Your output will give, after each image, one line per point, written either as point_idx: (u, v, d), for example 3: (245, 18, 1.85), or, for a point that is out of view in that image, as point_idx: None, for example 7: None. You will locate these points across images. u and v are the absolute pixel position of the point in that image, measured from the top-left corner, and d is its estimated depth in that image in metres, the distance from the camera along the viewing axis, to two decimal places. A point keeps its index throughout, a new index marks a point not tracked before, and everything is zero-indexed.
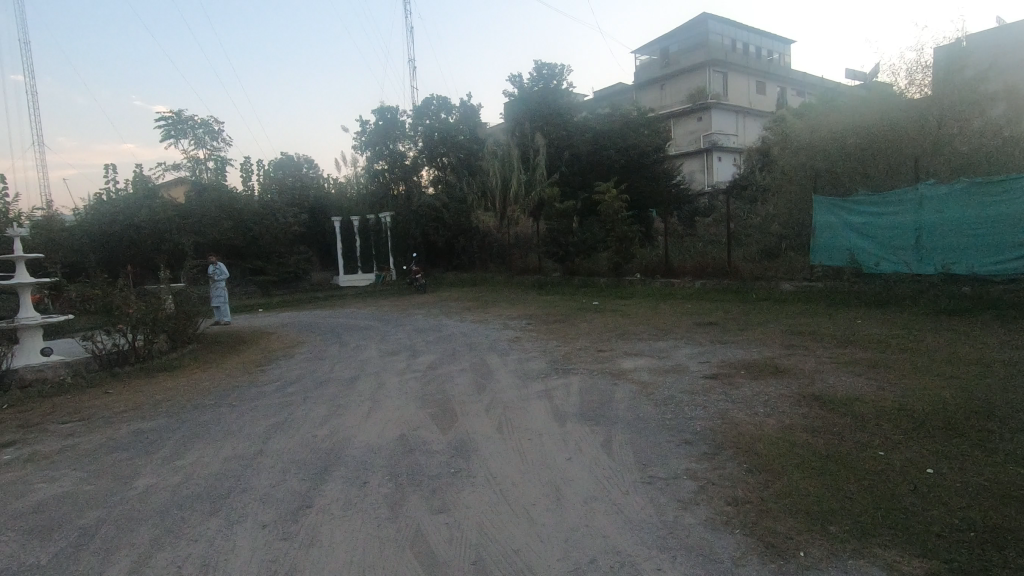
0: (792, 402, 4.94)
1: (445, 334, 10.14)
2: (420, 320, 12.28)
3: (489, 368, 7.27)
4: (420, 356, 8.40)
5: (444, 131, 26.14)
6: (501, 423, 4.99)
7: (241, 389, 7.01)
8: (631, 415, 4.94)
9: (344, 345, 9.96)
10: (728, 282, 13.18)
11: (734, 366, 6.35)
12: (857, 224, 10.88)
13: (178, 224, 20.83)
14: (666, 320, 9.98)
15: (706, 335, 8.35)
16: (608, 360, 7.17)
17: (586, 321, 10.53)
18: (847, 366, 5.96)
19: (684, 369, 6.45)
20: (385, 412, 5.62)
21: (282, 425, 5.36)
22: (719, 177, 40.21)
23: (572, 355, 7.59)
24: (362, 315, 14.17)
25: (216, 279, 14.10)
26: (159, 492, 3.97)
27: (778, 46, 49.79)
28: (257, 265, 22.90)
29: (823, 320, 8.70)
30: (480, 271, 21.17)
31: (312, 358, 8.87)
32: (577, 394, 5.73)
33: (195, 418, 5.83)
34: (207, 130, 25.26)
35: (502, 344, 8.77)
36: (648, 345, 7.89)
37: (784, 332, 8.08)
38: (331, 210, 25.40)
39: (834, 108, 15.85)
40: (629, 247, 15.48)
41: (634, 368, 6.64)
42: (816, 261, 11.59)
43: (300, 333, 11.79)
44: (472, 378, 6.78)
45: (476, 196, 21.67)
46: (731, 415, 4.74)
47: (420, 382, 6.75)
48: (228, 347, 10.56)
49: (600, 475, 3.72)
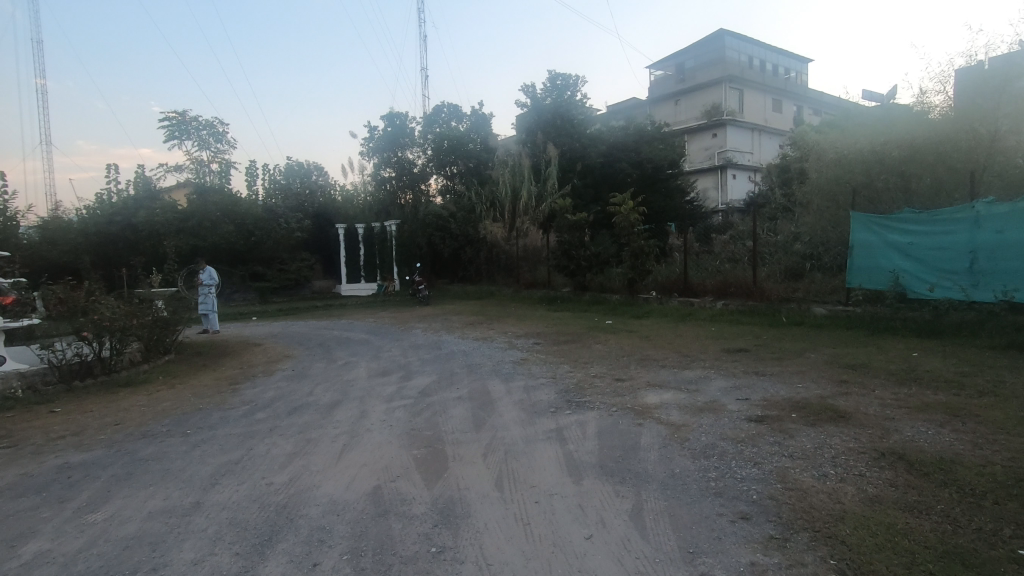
0: (868, 461, 3.93)
1: (445, 353, 9.18)
2: (420, 336, 11.35)
3: (490, 397, 6.30)
4: (413, 378, 7.43)
5: (455, 140, 25.25)
6: (501, 476, 4.02)
7: (203, 413, 6.07)
8: (664, 472, 3.93)
9: (332, 361, 9.01)
10: (753, 303, 12.15)
11: (782, 407, 5.33)
12: (901, 243, 9.87)
13: (177, 226, 20.26)
14: (689, 345, 8.99)
15: (739, 365, 7.34)
16: (629, 392, 6.17)
17: (600, 342, 9.53)
18: (921, 413, 4.93)
19: (721, 407, 5.45)
20: (363, 451, 4.67)
21: (234, 467, 4.40)
22: (733, 194, 39.33)
23: (586, 385, 6.61)
24: (358, 327, 13.24)
25: (206, 285, 13.38)
26: (48, 564, 3.03)
27: (795, 64, 49.02)
28: (258, 271, 22.14)
29: (871, 351, 7.66)
30: (487, 283, 20.23)
31: (293, 376, 7.95)
32: (594, 438, 4.73)
33: (136, 451, 4.89)
34: (211, 131, 24.61)
35: (506, 368, 7.80)
36: (673, 375, 6.89)
37: (829, 364, 7.06)
38: (336, 216, 24.59)
39: (868, 121, 14.85)
40: (645, 263, 14.52)
41: (661, 405, 5.63)
42: (853, 282, 10.59)
43: (288, 345, 10.87)
44: (470, 410, 5.79)
45: (485, 206, 20.80)
46: (794, 478, 3.73)
47: (409, 413, 5.78)
48: (207, 360, 9.65)
49: (631, 569, 2.75)
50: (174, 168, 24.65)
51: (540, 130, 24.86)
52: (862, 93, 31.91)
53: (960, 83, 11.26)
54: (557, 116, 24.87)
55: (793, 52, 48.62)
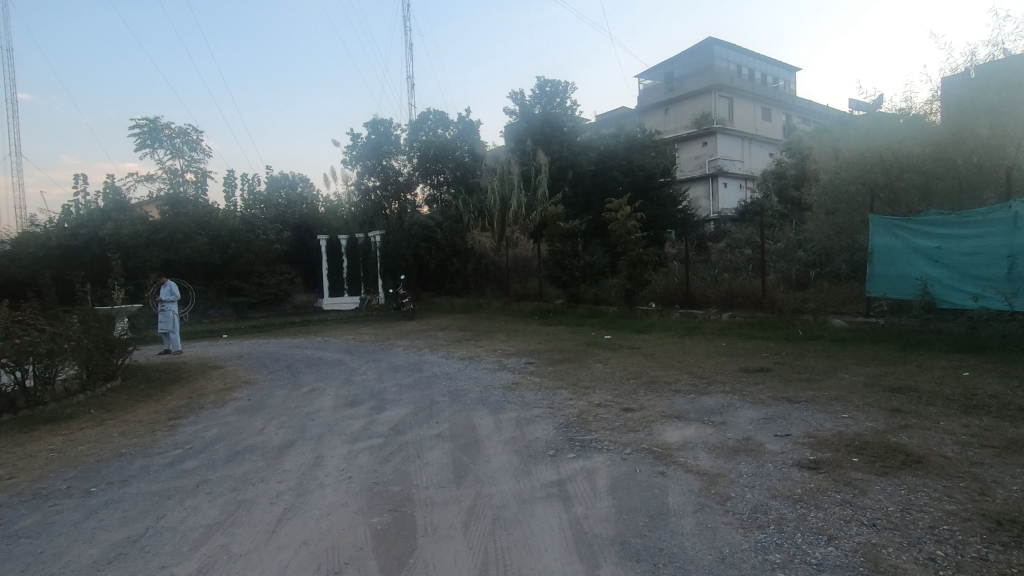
0: (983, 535, 2.91)
1: (425, 377, 8.09)
2: (400, 355, 10.26)
3: (476, 434, 5.22)
4: (386, 410, 6.32)
5: (441, 147, 24.26)
6: (486, 562, 2.96)
7: (121, 461, 4.93)
8: (708, 554, 2.89)
9: (297, 388, 7.88)
10: (762, 315, 11.21)
11: (835, 447, 4.31)
12: (927, 248, 9.02)
13: (147, 239, 19.10)
14: (702, 364, 7.99)
15: (765, 389, 6.33)
16: (643, 427, 5.12)
17: (600, 362, 8.48)
18: (1016, 456, 3.93)
19: (759, 448, 4.42)
20: (308, 519, 3.57)
21: (128, 548, 3.28)
22: (725, 203, 38.70)
23: (589, 417, 5.55)
24: (334, 346, 12.11)
25: (167, 302, 12.33)
26: None
27: (782, 72, 48.76)
28: (235, 285, 20.96)
29: (912, 370, 6.71)
30: (476, 296, 19.17)
31: (246, 407, 6.81)
32: (608, 495, 3.69)
33: (12, 521, 3.76)
34: (185, 140, 23.40)
35: (495, 394, 6.73)
36: (692, 404, 5.86)
37: (870, 387, 6.08)
38: (318, 227, 23.52)
39: (862, 125, 14.24)
40: (644, 272, 13.47)
41: (684, 446, 4.58)
42: (875, 292, 9.65)
43: (252, 368, 9.73)
44: (450, 454, 4.71)
45: (473, 215, 19.73)
46: (892, 565, 2.69)
47: (375, 458, 4.68)
48: (155, 387, 8.50)
49: None
50: (146, 178, 23.44)
51: (529, 137, 24.04)
52: (849, 100, 31.70)
53: (973, 80, 10.64)
54: (547, 123, 24.01)
55: (780, 61, 48.48)
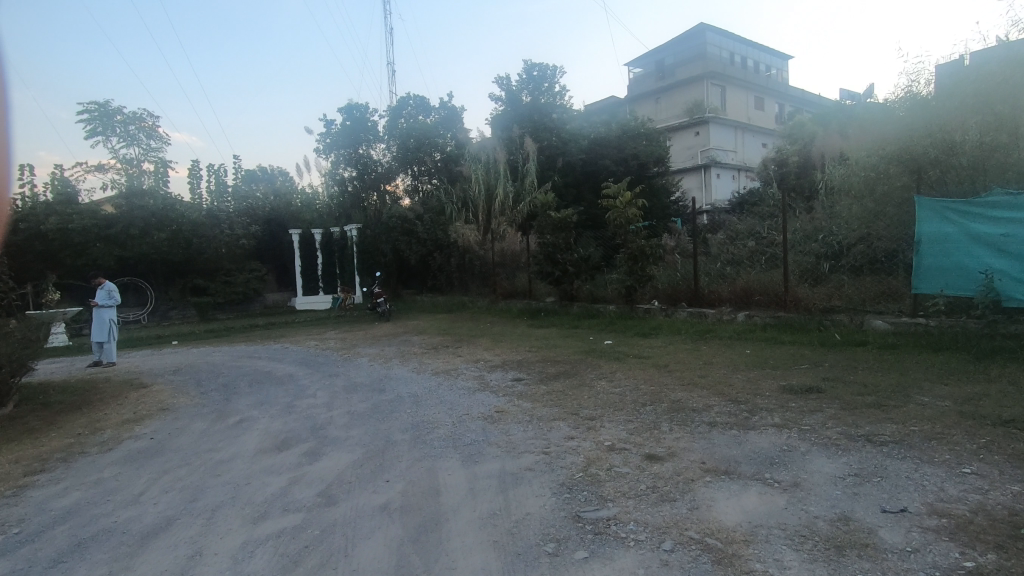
0: None
1: (386, 401, 6.41)
2: (364, 369, 8.54)
3: (440, 505, 3.60)
4: (323, 457, 4.66)
5: (422, 134, 22.44)
6: None
7: None
8: None
9: (223, 418, 6.18)
10: (787, 315, 9.64)
11: (994, 541, 2.76)
12: (993, 236, 7.54)
13: (97, 233, 17.14)
14: (733, 381, 6.40)
15: (829, 422, 4.76)
16: (681, 493, 3.53)
17: (605, 379, 6.83)
18: None
19: (873, 542, 2.84)
20: None
21: None
22: (718, 195, 37.08)
23: (601, 473, 3.94)
24: (291, 356, 10.32)
25: (104, 307, 10.45)
26: None
27: (774, 61, 47.40)
28: (198, 284, 19.09)
29: (1009, 392, 5.18)
30: (459, 294, 17.37)
31: (141, 452, 5.09)
32: None
33: None
34: (139, 126, 21.42)
35: (471, 431, 5.09)
36: (743, 448, 4.28)
37: (970, 420, 4.54)
38: (290, 221, 21.66)
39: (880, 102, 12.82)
40: (646, 267, 11.82)
41: (754, 533, 2.99)
42: (925, 288, 8.10)
43: (183, 388, 7.98)
44: (395, 548, 3.08)
45: (456, 206, 18.06)
46: None
47: (279, 558, 3.04)
48: (51, 417, 6.73)
49: None
50: (98, 168, 21.42)
51: (517, 124, 22.51)
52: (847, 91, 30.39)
53: None
54: (534, 110, 22.63)
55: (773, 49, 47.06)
